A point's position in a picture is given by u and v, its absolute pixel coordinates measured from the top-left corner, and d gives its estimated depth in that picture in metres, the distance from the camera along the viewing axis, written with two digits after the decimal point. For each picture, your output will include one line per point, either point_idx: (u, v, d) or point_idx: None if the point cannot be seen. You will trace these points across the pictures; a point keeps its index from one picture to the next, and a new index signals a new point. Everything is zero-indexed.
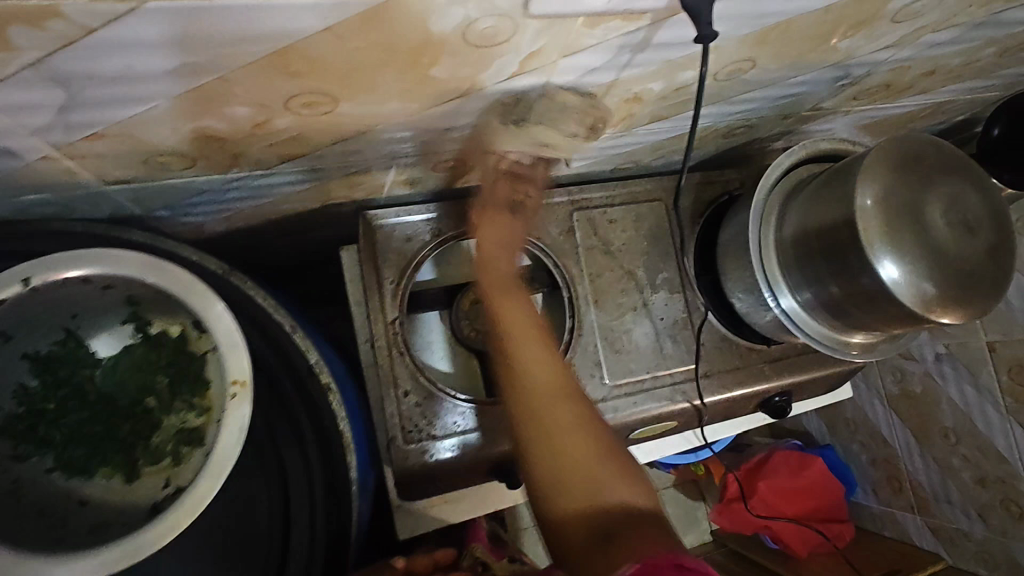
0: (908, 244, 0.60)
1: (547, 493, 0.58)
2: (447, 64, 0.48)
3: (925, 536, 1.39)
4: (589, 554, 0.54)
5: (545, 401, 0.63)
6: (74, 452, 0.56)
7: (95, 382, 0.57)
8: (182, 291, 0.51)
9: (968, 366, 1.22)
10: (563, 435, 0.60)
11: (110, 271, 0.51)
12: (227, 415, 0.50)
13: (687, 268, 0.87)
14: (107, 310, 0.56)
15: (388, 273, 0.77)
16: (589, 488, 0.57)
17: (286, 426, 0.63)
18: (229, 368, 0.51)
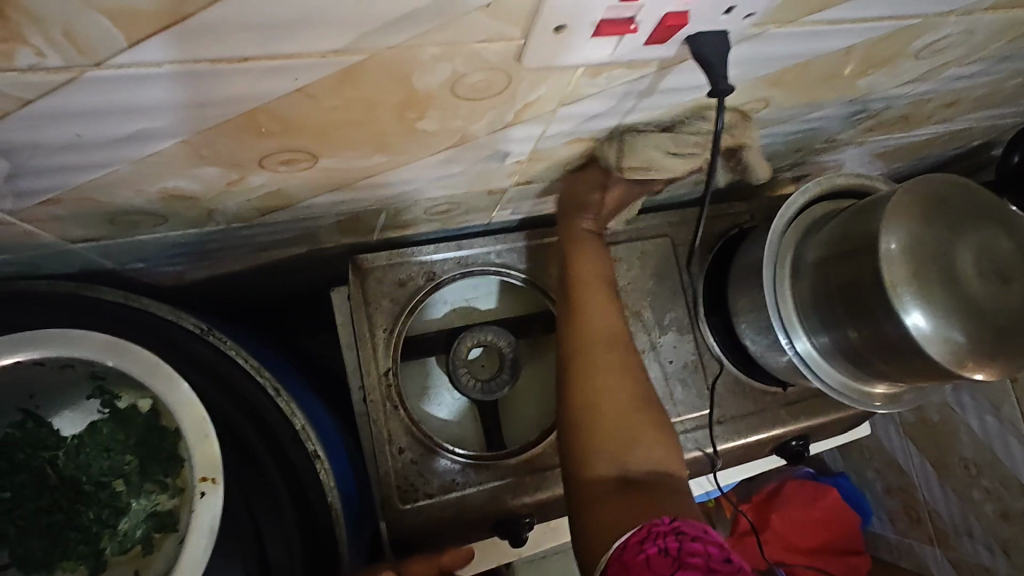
0: (937, 295, 0.56)
1: (584, 447, 0.61)
2: (436, 118, 0.44)
3: (946, 570, 1.34)
4: (610, 500, 0.56)
5: (606, 355, 0.66)
6: (32, 545, 0.53)
7: (57, 466, 0.55)
8: (146, 373, 0.49)
9: (987, 395, 1.18)
10: (615, 395, 0.63)
11: (69, 354, 0.48)
12: (197, 513, 0.47)
13: (696, 308, 0.83)
14: (70, 388, 0.54)
15: (380, 320, 0.73)
16: (623, 449, 0.60)
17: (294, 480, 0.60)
18: (197, 462, 0.48)
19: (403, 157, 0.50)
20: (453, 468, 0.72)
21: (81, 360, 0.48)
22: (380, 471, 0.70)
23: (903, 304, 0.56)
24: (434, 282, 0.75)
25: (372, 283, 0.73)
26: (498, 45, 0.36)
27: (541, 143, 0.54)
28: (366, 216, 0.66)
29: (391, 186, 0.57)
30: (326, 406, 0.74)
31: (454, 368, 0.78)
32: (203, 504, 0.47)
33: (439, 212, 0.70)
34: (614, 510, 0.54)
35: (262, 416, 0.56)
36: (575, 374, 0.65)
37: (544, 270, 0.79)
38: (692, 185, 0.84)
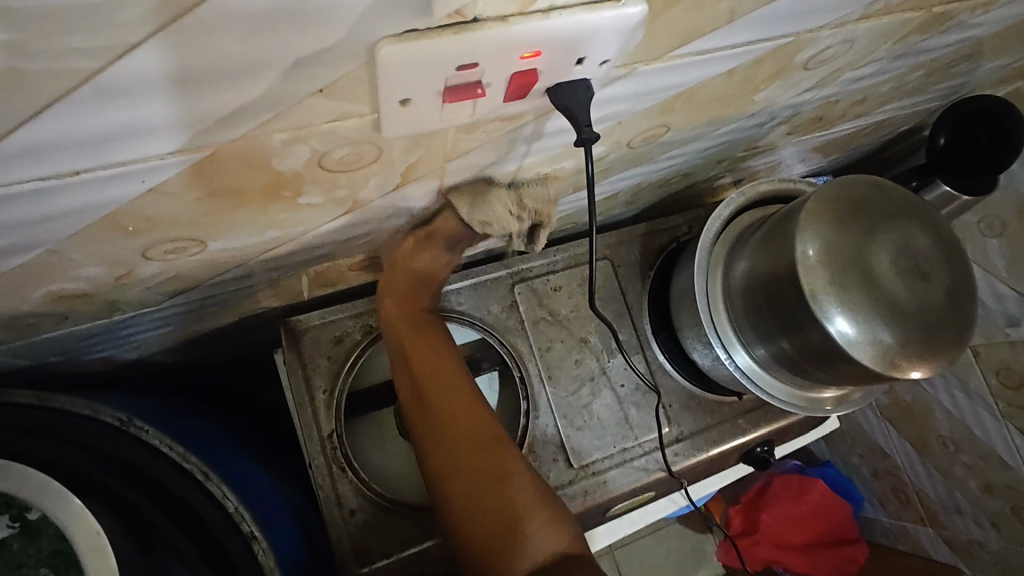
0: (859, 299, 0.56)
1: (473, 570, 0.56)
2: (315, 191, 0.43)
3: (940, 549, 1.33)
4: None
5: (467, 433, 0.59)
6: None
7: None
8: (34, 493, 0.44)
9: (955, 373, 1.17)
10: (473, 475, 0.58)
11: None
12: None
13: (643, 326, 0.82)
14: None
15: (320, 381, 0.71)
16: (507, 559, 0.54)
17: None
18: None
19: (299, 227, 0.49)
20: (410, 524, 0.70)
21: None
22: (332, 536, 0.68)
23: (826, 313, 0.56)
24: (372, 335, 0.74)
25: (309, 344, 0.72)
26: (351, 122, 0.35)
27: (444, 194, 0.53)
28: (286, 280, 0.65)
29: (300, 253, 0.56)
30: (276, 475, 0.72)
31: (404, 423, 0.76)
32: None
33: (365, 267, 0.69)
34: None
35: (190, 506, 0.54)
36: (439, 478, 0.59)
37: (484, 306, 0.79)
38: (624, 205, 0.84)
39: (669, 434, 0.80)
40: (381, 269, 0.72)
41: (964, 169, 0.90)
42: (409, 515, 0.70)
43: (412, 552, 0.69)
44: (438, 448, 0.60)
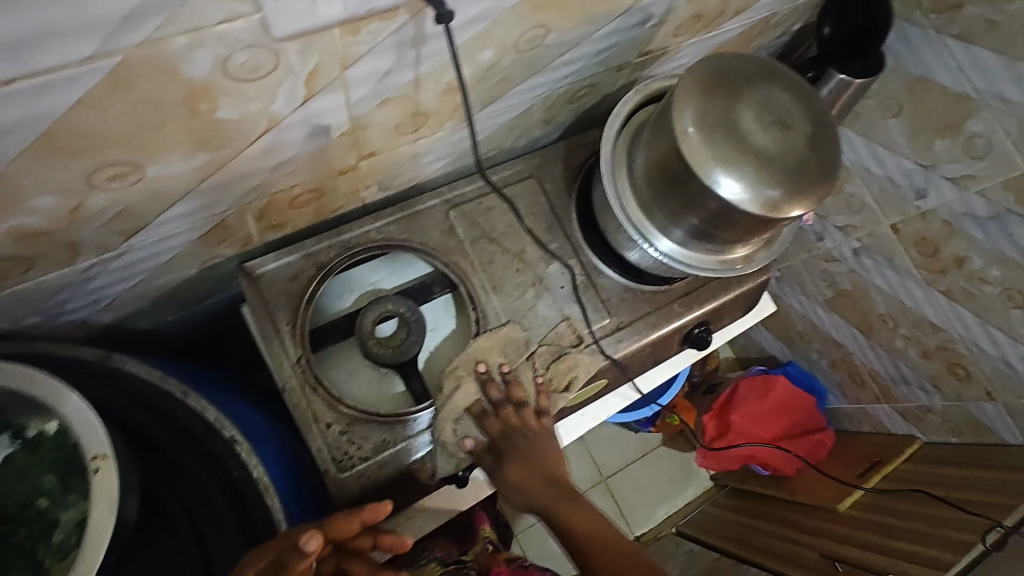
0: (735, 156, 0.63)
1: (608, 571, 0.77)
2: (229, 105, 0.49)
3: (897, 421, 1.44)
4: None
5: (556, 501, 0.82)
6: None
7: None
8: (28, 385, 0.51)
9: (882, 252, 1.27)
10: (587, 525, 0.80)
11: None
12: (96, 488, 0.50)
13: (575, 233, 0.89)
14: None
15: (282, 316, 0.78)
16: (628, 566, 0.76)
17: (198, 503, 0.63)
18: (88, 445, 0.51)
19: (228, 148, 0.55)
20: (383, 430, 0.77)
21: None
22: (314, 449, 0.74)
23: (713, 177, 0.64)
24: (325, 270, 0.80)
25: (266, 284, 0.78)
26: (239, 23, 0.41)
27: (353, 110, 0.60)
28: (234, 222, 0.71)
29: (238, 184, 0.62)
30: (260, 409, 0.79)
31: (365, 341, 0.82)
32: (101, 479, 0.50)
33: (306, 204, 0.75)
34: None
35: (177, 418, 0.63)
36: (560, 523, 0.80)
37: (424, 233, 0.85)
38: (541, 125, 0.90)
39: (531, 383, 0.83)
40: (322, 207, 0.78)
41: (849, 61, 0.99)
42: (381, 422, 0.77)
43: (388, 455, 0.76)
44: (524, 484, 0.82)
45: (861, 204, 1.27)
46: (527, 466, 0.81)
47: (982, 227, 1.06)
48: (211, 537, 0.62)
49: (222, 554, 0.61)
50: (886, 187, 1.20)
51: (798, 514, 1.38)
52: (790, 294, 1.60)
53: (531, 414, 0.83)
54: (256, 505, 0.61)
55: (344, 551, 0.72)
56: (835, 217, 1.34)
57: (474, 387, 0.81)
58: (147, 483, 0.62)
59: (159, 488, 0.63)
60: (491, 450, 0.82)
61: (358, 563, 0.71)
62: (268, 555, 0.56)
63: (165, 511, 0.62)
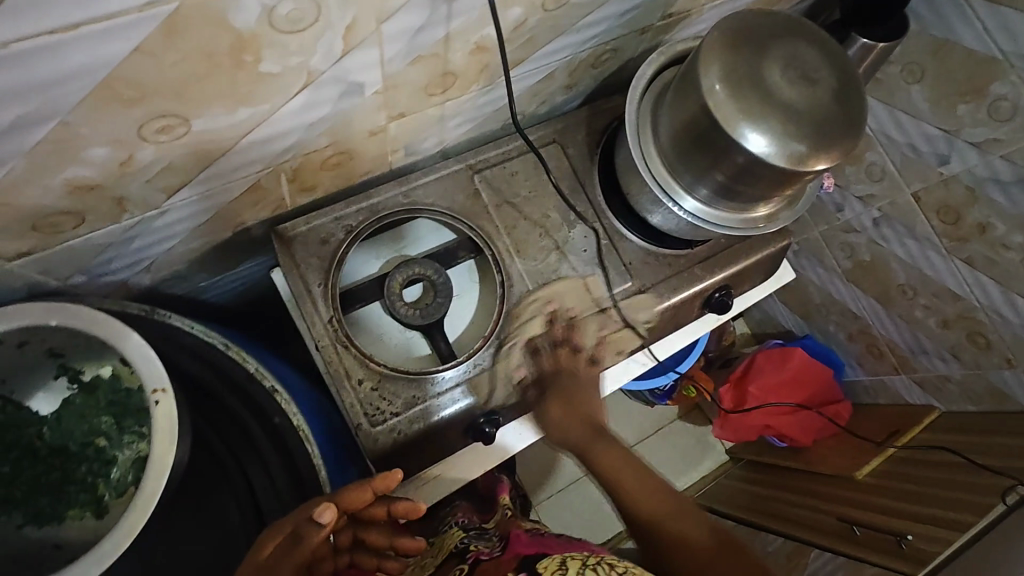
0: (763, 111, 0.64)
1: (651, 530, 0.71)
2: (272, 57, 0.51)
3: (915, 392, 1.45)
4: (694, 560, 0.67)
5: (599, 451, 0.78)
6: (39, 502, 0.65)
7: (44, 439, 0.65)
8: (95, 327, 0.58)
9: (903, 221, 1.27)
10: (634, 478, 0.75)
11: (17, 326, 0.58)
12: (157, 419, 0.56)
13: (597, 197, 0.91)
14: (36, 369, 0.65)
15: (314, 277, 0.80)
16: (673, 524, 0.70)
17: (242, 445, 0.67)
18: (148, 380, 0.57)
19: (268, 103, 0.57)
20: (412, 387, 0.79)
21: (27, 328, 0.58)
22: (347, 404, 0.77)
23: (741, 132, 0.64)
24: (354, 233, 0.83)
25: (298, 246, 0.81)
26: None
27: (386, 68, 0.61)
28: (268, 184, 0.73)
29: (274, 143, 0.64)
30: (293, 369, 0.82)
31: (392, 303, 0.84)
32: (160, 411, 0.56)
33: (337, 166, 0.77)
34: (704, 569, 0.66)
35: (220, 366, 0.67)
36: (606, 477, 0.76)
37: (449, 197, 0.87)
38: (564, 91, 0.91)
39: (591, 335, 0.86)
40: (352, 170, 0.80)
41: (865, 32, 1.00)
42: (410, 379, 0.79)
43: (418, 410, 0.78)
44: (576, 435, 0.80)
45: (882, 172, 1.26)
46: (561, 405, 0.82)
47: (1005, 192, 1.05)
48: (255, 476, 0.67)
49: (266, 495, 0.65)
50: (908, 154, 1.19)
51: (814, 483, 1.40)
52: (807, 267, 1.60)
53: (583, 359, 0.86)
54: (295, 449, 0.65)
55: (360, 522, 0.77)
56: (855, 187, 1.34)
57: (541, 327, 0.84)
58: (196, 425, 0.68)
59: (206, 431, 0.68)
60: (537, 386, 0.84)
61: (374, 532, 0.76)
62: (284, 528, 0.59)
63: (211, 451, 0.68)
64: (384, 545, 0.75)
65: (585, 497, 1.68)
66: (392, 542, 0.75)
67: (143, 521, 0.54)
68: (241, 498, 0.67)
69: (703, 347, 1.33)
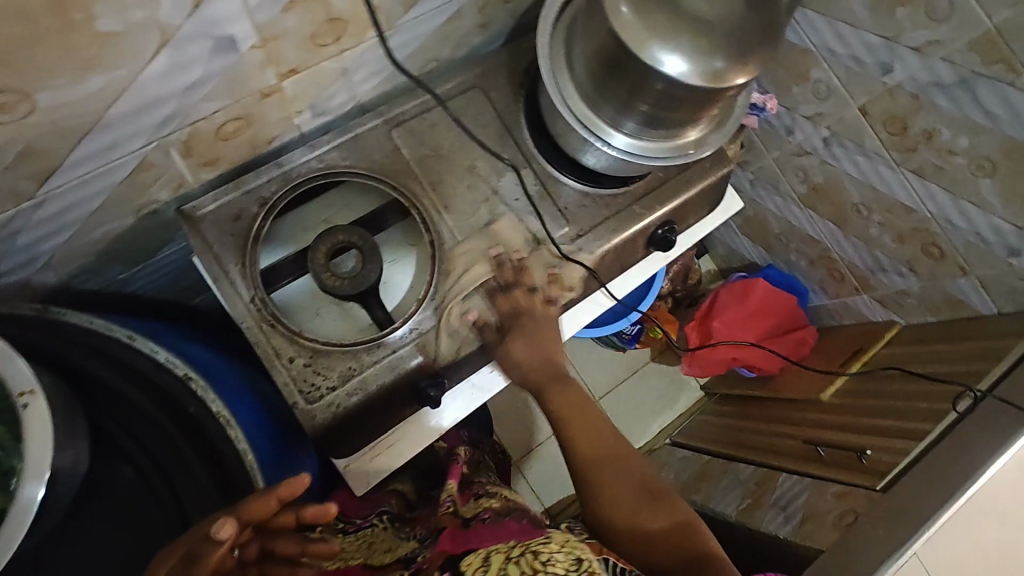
0: (674, 30, 0.60)
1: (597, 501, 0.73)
2: (108, 12, 0.46)
3: (877, 310, 1.46)
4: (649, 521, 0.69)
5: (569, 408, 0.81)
6: None
7: None
8: None
9: (852, 138, 1.24)
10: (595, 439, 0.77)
11: None
12: (27, 420, 0.54)
13: (526, 142, 0.86)
14: None
15: (230, 257, 0.76)
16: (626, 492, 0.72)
17: (156, 439, 0.64)
18: (14, 383, 0.55)
19: (123, 68, 0.52)
20: (347, 359, 0.76)
21: None
22: (280, 383, 0.74)
23: (655, 57, 0.60)
24: (268, 206, 0.78)
25: (208, 226, 0.76)
26: None
27: (257, 16, 0.56)
28: (158, 161, 0.68)
29: (150, 115, 0.59)
30: (222, 353, 0.79)
31: (318, 274, 0.80)
32: (30, 412, 0.55)
33: (235, 135, 0.71)
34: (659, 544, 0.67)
35: (124, 360, 0.66)
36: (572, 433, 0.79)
37: (367, 157, 0.82)
38: (479, 31, 0.85)
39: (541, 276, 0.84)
40: (254, 138, 0.74)
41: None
42: (344, 350, 0.76)
43: (355, 381, 0.76)
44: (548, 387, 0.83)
45: (828, 89, 1.23)
46: (530, 345, 0.83)
47: (949, 95, 1.03)
48: (171, 469, 0.63)
49: (184, 486, 0.63)
50: (851, 67, 1.16)
51: (783, 409, 1.41)
52: (765, 196, 1.57)
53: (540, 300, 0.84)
54: (216, 435, 0.64)
55: (264, 529, 0.61)
56: (803, 107, 1.30)
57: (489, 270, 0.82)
58: (100, 424, 0.64)
59: (114, 429, 0.65)
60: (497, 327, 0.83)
61: (284, 541, 0.60)
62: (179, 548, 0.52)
63: (125, 448, 0.64)
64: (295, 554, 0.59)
65: None
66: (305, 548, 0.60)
67: (26, 523, 0.53)
68: (158, 495, 0.63)
69: (659, 286, 1.34)
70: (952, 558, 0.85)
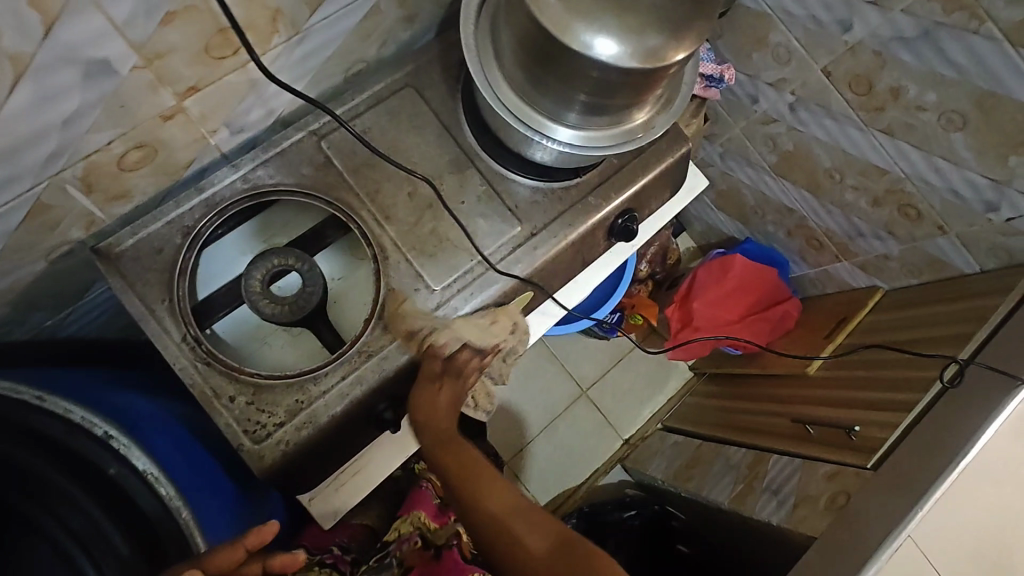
0: (599, 9, 0.54)
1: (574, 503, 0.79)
2: None
3: (859, 277, 1.42)
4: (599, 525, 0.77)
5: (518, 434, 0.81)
6: None
7: None
8: None
9: (817, 102, 1.19)
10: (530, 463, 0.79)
11: None
12: None
13: (467, 140, 0.81)
14: None
15: (155, 294, 0.70)
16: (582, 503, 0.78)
17: (68, 507, 0.56)
18: None
19: None
20: (293, 392, 0.71)
21: None
22: (223, 425, 0.69)
23: (582, 41, 0.55)
24: (192, 235, 0.72)
25: (127, 263, 0.70)
26: None
27: (129, 32, 0.50)
28: (56, 199, 0.62)
29: (26, 152, 0.54)
30: (154, 393, 0.73)
31: (254, 302, 0.74)
32: None
33: (142, 163, 0.65)
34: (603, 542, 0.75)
35: (31, 422, 0.59)
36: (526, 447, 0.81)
37: (296, 172, 0.76)
38: (405, 25, 0.79)
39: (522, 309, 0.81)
40: (166, 163, 0.68)
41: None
42: (289, 383, 0.71)
43: (303, 415, 0.71)
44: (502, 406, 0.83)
45: (788, 53, 1.17)
46: (445, 386, 0.76)
47: (912, 49, 0.97)
48: (88, 538, 0.56)
49: (106, 556, 0.56)
50: (810, 27, 1.10)
51: (772, 386, 1.38)
52: (736, 169, 1.52)
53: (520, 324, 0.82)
54: (143, 495, 0.60)
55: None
56: (766, 74, 1.25)
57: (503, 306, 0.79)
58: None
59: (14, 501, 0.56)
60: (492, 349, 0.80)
61: None
62: None
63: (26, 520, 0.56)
64: None
65: (555, 445, 1.66)
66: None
67: None
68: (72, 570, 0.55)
69: (632, 272, 1.29)
70: (944, 536, 0.82)
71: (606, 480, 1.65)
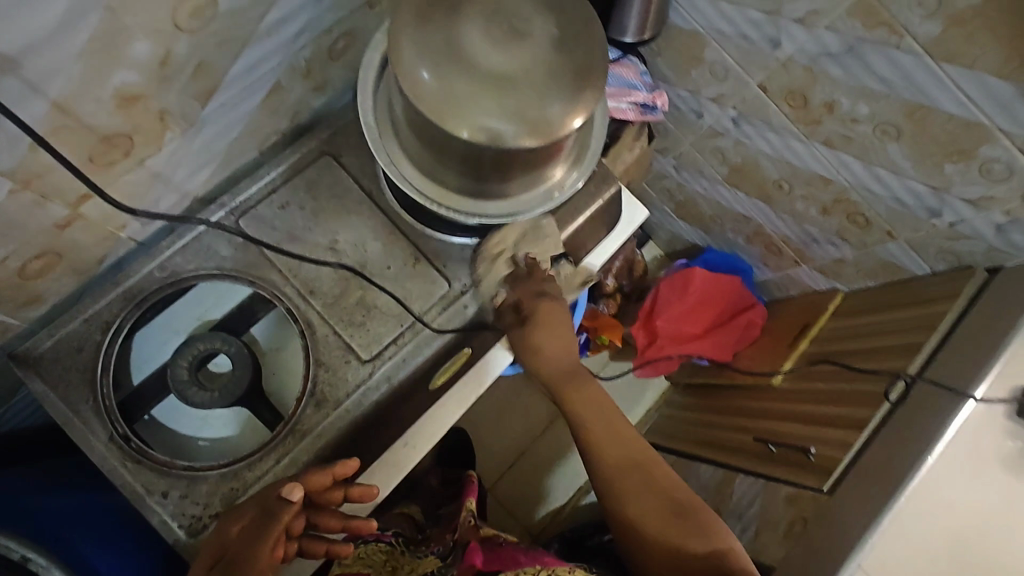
0: (480, 93, 0.53)
1: (668, 498, 0.73)
2: None
3: (819, 280, 1.41)
4: (662, 511, 0.72)
5: (609, 430, 0.80)
6: None
7: None
8: None
9: (758, 116, 1.18)
10: (620, 459, 0.78)
11: None
12: None
13: (390, 204, 0.80)
14: None
15: (78, 395, 0.69)
16: (667, 507, 0.72)
17: None
18: None
19: None
20: (228, 480, 0.71)
21: None
22: (157, 522, 0.69)
23: (467, 125, 0.54)
24: (112, 329, 0.71)
25: (45, 367, 0.69)
26: None
27: None
28: None
29: None
30: (83, 505, 0.72)
31: (184, 392, 0.74)
32: None
33: (47, 269, 0.65)
34: (664, 514, 0.72)
35: None
36: (608, 466, 0.78)
37: (215, 256, 0.75)
38: (315, 95, 0.78)
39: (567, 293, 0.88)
40: (76, 264, 0.67)
41: (611, 24, 1.03)
42: (223, 471, 0.71)
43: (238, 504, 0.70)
44: (601, 458, 0.78)
45: (724, 70, 1.16)
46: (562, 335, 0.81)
47: (840, 64, 0.96)
48: None
49: None
50: (741, 45, 1.09)
51: (742, 399, 1.38)
52: (691, 180, 1.52)
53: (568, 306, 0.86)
54: None
55: (313, 504, 0.68)
56: (706, 90, 1.24)
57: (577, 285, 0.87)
58: None
59: None
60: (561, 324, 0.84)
61: (329, 517, 0.68)
62: (248, 512, 0.65)
63: None
64: (339, 527, 0.68)
65: (534, 469, 1.65)
66: (330, 546, 0.68)
67: None
68: None
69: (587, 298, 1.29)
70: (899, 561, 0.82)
71: (588, 498, 1.65)
